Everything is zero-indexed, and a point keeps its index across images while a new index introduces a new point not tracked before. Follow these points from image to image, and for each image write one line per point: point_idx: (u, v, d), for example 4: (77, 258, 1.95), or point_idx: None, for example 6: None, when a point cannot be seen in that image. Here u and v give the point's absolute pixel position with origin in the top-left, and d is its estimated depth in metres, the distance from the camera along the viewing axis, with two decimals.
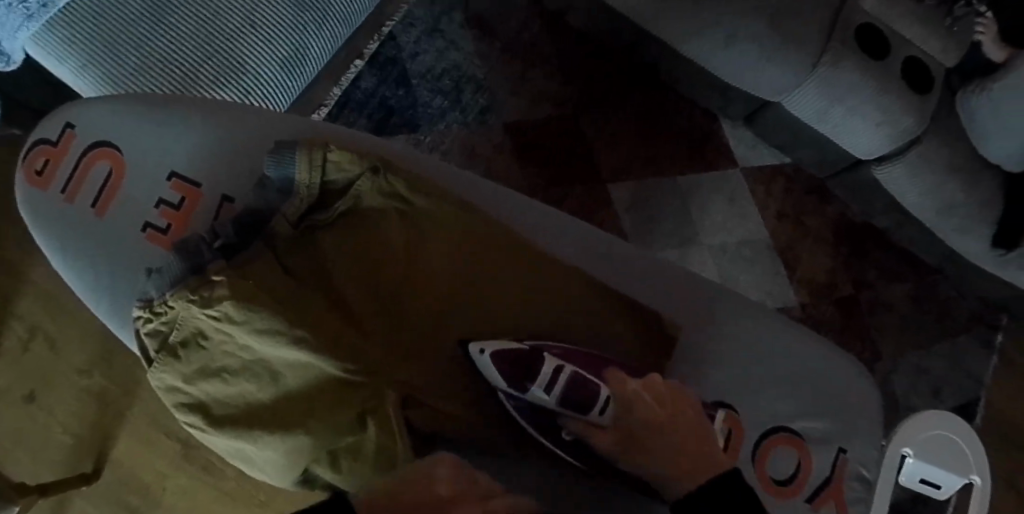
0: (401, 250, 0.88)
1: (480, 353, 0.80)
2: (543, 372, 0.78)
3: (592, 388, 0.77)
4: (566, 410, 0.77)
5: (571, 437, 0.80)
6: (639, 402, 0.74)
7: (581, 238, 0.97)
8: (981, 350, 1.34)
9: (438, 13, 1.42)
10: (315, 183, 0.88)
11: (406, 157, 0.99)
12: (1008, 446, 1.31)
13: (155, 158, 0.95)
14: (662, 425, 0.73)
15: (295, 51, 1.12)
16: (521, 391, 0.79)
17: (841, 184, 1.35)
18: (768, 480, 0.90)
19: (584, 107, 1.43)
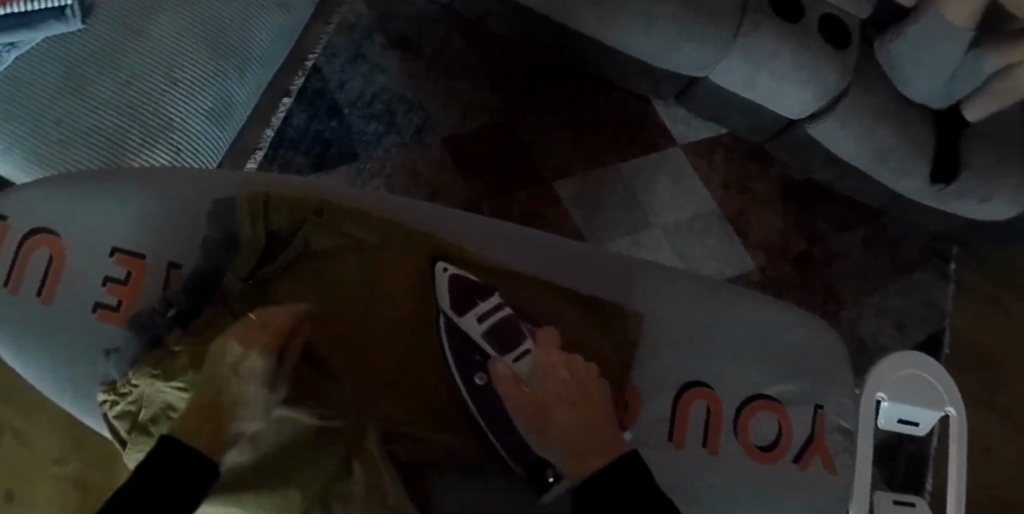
0: (364, 281, 0.81)
1: (443, 268, 0.82)
2: (488, 304, 0.80)
3: (520, 338, 0.79)
4: (487, 346, 0.79)
5: (482, 383, 0.78)
6: (556, 368, 0.74)
7: (553, 248, 0.89)
8: (939, 281, 1.43)
9: (358, 39, 1.40)
10: (260, 234, 0.81)
11: (354, 195, 0.88)
12: (977, 365, 1.40)
13: (93, 229, 0.82)
14: (567, 391, 0.72)
15: (221, 102, 1.10)
16: (459, 317, 0.80)
17: (778, 148, 1.40)
18: (762, 451, 0.83)
19: (517, 110, 1.41)
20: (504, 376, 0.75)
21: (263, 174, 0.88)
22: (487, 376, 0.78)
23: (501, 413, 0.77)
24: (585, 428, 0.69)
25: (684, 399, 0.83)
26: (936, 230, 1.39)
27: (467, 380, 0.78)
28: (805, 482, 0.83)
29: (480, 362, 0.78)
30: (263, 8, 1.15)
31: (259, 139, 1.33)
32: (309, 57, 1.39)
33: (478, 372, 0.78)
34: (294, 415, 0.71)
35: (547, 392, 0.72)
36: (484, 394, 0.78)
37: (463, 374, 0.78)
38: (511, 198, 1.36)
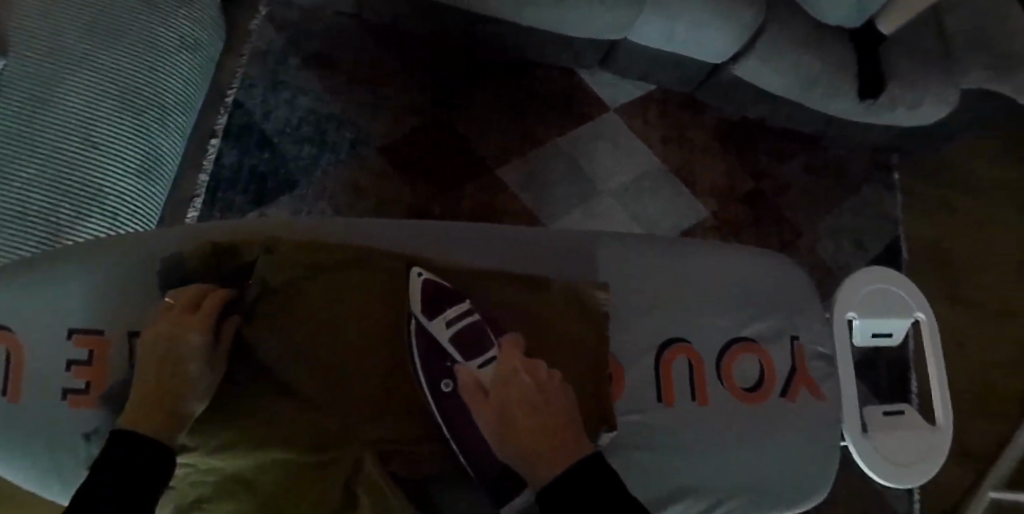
0: (329, 302, 0.78)
1: (416, 271, 0.80)
2: (457, 307, 0.78)
3: (487, 344, 0.76)
4: (453, 351, 0.76)
5: (449, 390, 0.75)
6: (519, 375, 0.72)
7: (512, 241, 0.88)
8: (885, 192, 1.48)
9: (273, 66, 1.38)
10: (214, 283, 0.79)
11: (302, 225, 0.87)
12: (933, 264, 1.46)
13: (46, 315, 0.79)
14: (531, 398, 0.70)
15: (147, 159, 1.11)
16: (428, 319, 0.77)
17: (708, 94, 1.42)
18: (748, 392, 0.85)
19: (447, 107, 1.40)
20: (469, 385, 0.74)
21: (206, 226, 0.86)
22: (454, 383, 0.75)
23: (461, 421, 0.74)
24: (550, 434, 0.67)
25: (665, 357, 0.84)
26: (873, 144, 1.43)
27: (431, 387, 0.75)
28: (796, 413, 0.85)
29: (446, 367, 0.75)
30: (170, 58, 1.16)
31: (195, 185, 1.30)
32: (228, 92, 1.35)
33: (443, 379, 0.75)
34: (290, 457, 0.72)
35: (511, 402, 0.70)
36: (446, 402, 0.75)
37: (427, 381, 0.75)
38: (459, 193, 1.35)
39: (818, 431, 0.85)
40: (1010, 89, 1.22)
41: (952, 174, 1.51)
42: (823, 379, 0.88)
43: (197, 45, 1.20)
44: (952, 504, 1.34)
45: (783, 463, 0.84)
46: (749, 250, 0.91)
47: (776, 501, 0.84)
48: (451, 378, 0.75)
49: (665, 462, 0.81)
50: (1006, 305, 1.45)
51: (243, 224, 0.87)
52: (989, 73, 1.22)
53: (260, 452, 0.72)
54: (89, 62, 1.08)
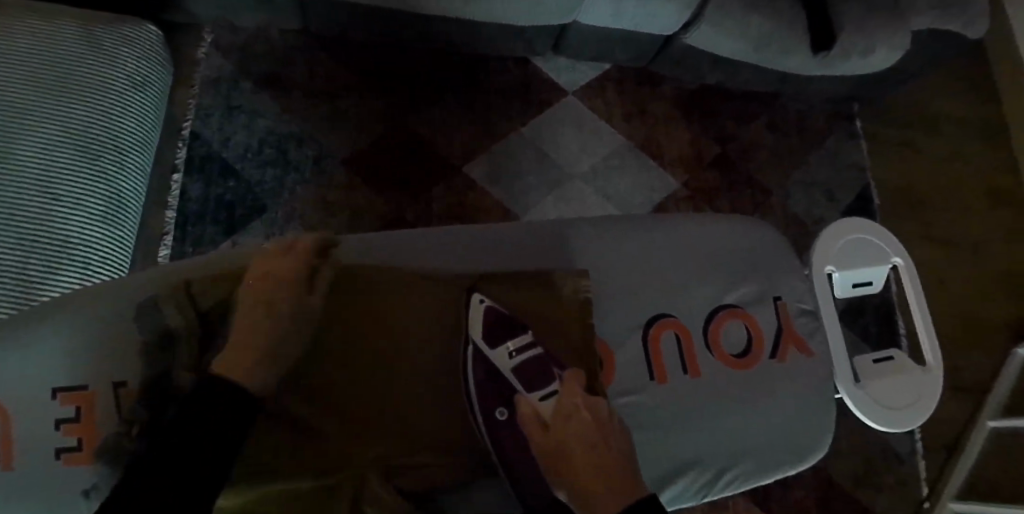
0: (367, 328, 0.80)
1: (479, 299, 0.80)
2: (521, 338, 0.79)
3: (551, 378, 0.77)
4: (516, 382, 0.77)
5: (504, 418, 0.76)
6: (579, 412, 0.72)
7: (491, 242, 0.88)
8: (850, 140, 1.49)
9: (226, 91, 1.36)
10: (192, 323, 0.79)
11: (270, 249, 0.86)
12: (904, 205, 1.48)
13: (27, 378, 0.77)
14: (587, 435, 0.71)
15: (112, 203, 1.09)
16: (489, 348, 0.79)
17: (663, 66, 1.43)
18: (737, 358, 0.86)
19: (406, 111, 1.39)
20: (528, 417, 0.74)
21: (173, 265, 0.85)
22: (509, 413, 0.76)
23: (514, 450, 0.75)
24: (610, 474, 0.69)
25: (652, 334, 0.84)
26: (832, 95, 1.45)
27: (487, 414, 0.77)
28: (786, 372, 0.86)
29: (505, 397, 0.77)
30: (123, 97, 1.14)
31: (162, 224, 1.27)
32: (184, 125, 1.33)
33: (499, 407, 0.76)
34: (293, 485, 0.71)
35: (568, 438, 0.71)
36: (499, 429, 0.76)
37: (483, 407, 0.77)
38: (429, 196, 1.35)
39: (811, 388, 0.87)
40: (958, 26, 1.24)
41: (911, 115, 1.54)
42: (809, 335, 0.89)
43: (148, 80, 1.18)
44: (951, 438, 1.37)
45: (780, 423, 0.85)
46: (718, 218, 0.92)
47: (778, 462, 0.85)
48: (507, 407, 0.76)
49: (668, 436, 0.81)
50: (979, 237, 1.48)
51: (211, 257, 0.86)
52: (937, 13, 1.23)
53: (264, 485, 0.71)
54: (39, 112, 1.06)
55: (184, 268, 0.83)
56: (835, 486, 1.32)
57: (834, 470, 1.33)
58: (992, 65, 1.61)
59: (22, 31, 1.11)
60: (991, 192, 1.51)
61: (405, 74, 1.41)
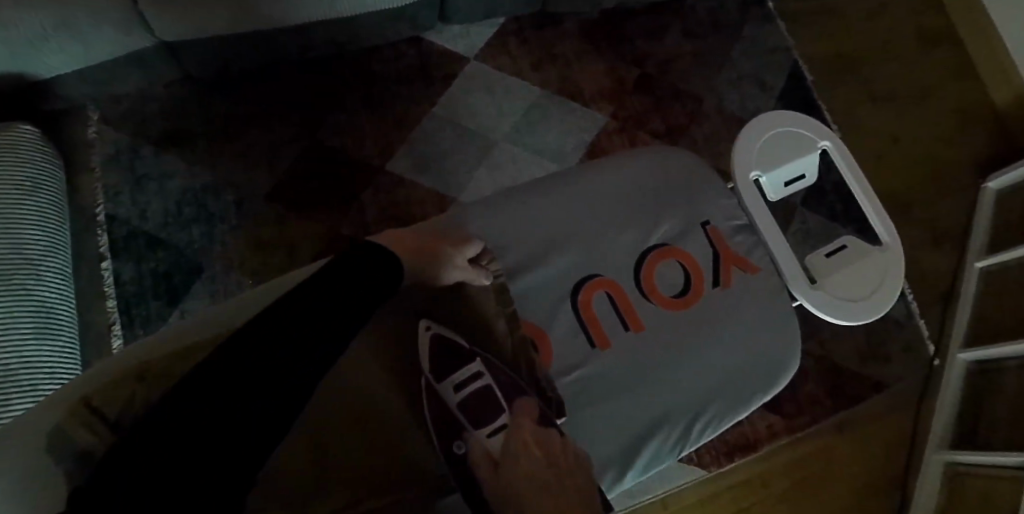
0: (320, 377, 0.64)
1: (425, 325, 0.71)
2: (465, 370, 0.70)
3: (497, 412, 0.70)
4: (463, 418, 0.67)
5: (462, 453, 0.64)
6: (531, 450, 0.68)
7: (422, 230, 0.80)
8: (766, 21, 1.44)
9: (129, 162, 1.30)
10: (105, 434, 0.59)
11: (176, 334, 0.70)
12: (837, 70, 1.43)
13: None
14: (545, 474, 0.67)
15: (42, 315, 1.06)
16: (437, 380, 0.68)
17: (557, 4, 1.37)
18: (676, 298, 0.86)
19: (315, 126, 1.34)
20: (485, 452, 0.65)
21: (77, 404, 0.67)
22: (466, 448, 0.64)
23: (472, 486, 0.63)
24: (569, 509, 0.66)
25: (582, 300, 0.83)
26: None
27: (444, 449, 0.64)
28: (730, 295, 0.86)
29: (457, 431, 0.65)
30: (19, 206, 1.10)
31: (107, 315, 1.22)
32: (97, 210, 1.28)
33: (456, 442, 0.64)
34: None
35: (524, 477, 0.65)
36: (456, 467, 0.63)
37: (440, 441, 0.64)
38: (360, 205, 1.31)
39: (760, 302, 0.87)
40: None
41: None
42: (747, 251, 0.89)
43: (39, 182, 1.14)
44: (945, 290, 1.34)
45: (737, 352, 0.84)
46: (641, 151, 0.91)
47: (748, 391, 0.84)
48: (463, 441, 0.64)
49: (631, 393, 0.81)
50: (919, 80, 1.43)
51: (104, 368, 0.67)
52: None
53: None
54: None
55: (81, 386, 0.64)
56: (843, 371, 1.29)
57: (838, 354, 1.29)
58: None
59: None
60: (920, 30, 1.47)
61: (342, 75, 1.36)
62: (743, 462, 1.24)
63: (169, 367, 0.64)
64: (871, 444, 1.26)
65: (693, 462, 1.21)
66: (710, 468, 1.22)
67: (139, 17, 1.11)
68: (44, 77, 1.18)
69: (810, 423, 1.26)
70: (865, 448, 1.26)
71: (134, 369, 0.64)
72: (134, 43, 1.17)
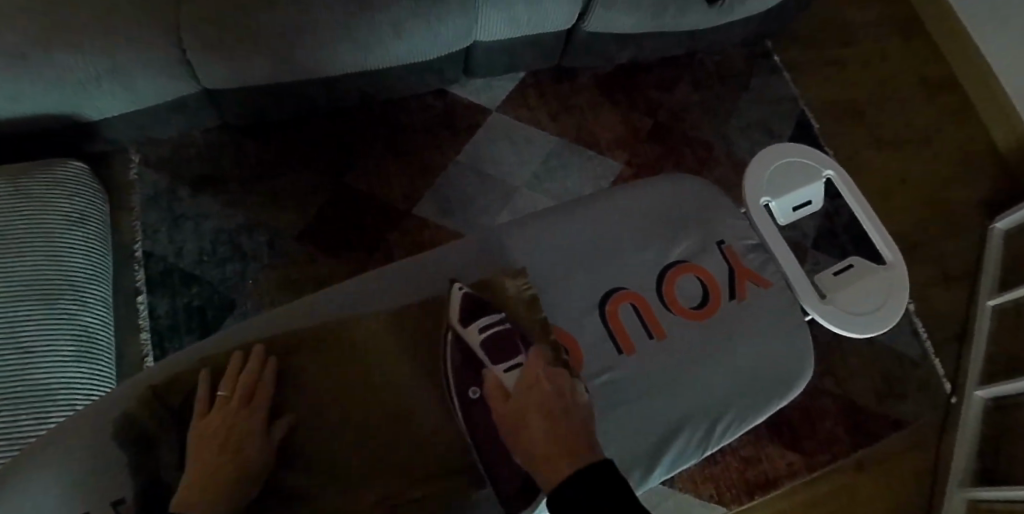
0: (356, 362, 0.82)
1: (457, 286, 0.85)
2: (489, 317, 0.83)
3: (517, 351, 0.81)
4: (484, 356, 0.81)
5: (477, 395, 0.80)
6: (540, 381, 0.74)
7: (447, 256, 0.90)
8: (773, 75, 1.52)
9: (167, 203, 1.37)
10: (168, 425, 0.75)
11: (229, 334, 0.85)
12: (842, 122, 1.49)
13: None
14: (551, 401, 0.72)
15: (82, 340, 1.12)
16: (463, 326, 0.82)
17: (574, 58, 1.45)
18: (695, 309, 0.89)
19: (342, 170, 1.41)
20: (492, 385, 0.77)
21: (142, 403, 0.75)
22: (480, 390, 0.80)
23: (487, 427, 0.79)
24: (566, 445, 0.67)
25: (609, 309, 0.88)
26: (741, 38, 1.47)
27: (460, 393, 0.80)
28: (746, 308, 0.90)
29: (477, 376, 0.81)
30: (67, 238, 1.16)
31: (141, 348, 1.27)
32: (135, 246, 1.34)
33: (471, 387, 0.80)
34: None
35: (529, 402, 0.72)
36: (472, 408, 0.80)
37: (459, 387, 0.81)
38: (386, 245, 1.36)
39: (772, 318, 0.90)
40: None
41: (825, 33, 1.56)
42: (761, 268, 0.93)
43: (86, 215, 1.21)
44: (958, 331, 1.36)
45: (749, 362, 0.88)
46: (665, 178, 0.96)
47: (769, 394, 0.87)
48: (478, 387, 0.80)
49: (655, 399, 0.84)
50: (922, 129, 1.49)
51: (183, 354, 0.83)
52: None
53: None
54: None
55: (152, 372, 0.81)
56: (859, 409, 1.30)
57: (855, 392, 1.31)
58: None
59: None
60: (921, 84, 1.53)
61: (368, 125, 1.44)
62: (763, 500, 1.23)
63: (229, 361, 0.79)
64: (892, 484, 1.26)
65: (715, 499, 1.22)
66: (731, 506, 1.22)
67: (186, 65, 1.21)
68: (92, 120, 1.26)
69: (829, 461, 1.26)
70: (886, 487, 1.26)
71: (197, 363, 0.80)
72: (180, 89, 1.26)
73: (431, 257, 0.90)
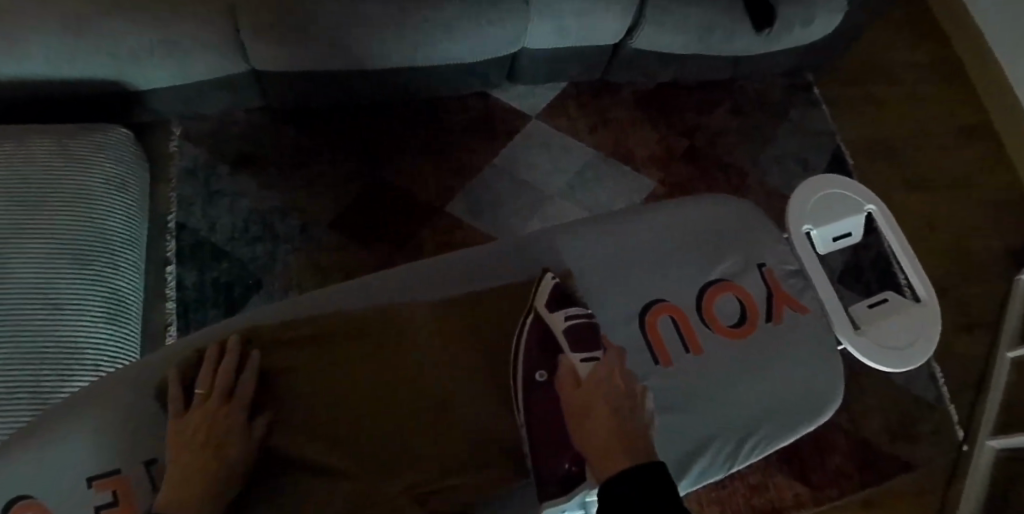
0: (403, 343, 0.82)
1: (550, 276, 0.85)
2: (580, 309, 0.81)
3: (596, 346, 0.77)
4: (565, 342, 0.78)
5: (544, 377, 0.77)
6: (615, 376, 0.70)
7: (482, 254, 0.92)
8: (812, 107, 1.53)
9: (204, 178, 1.39)
10: None
11: (262, 315, 0.87)
12: (877, 161, 1.50)
13: (63, 480, 0.77)
14: (620, 400, 0.68)
15: (113, 302, 1.12)
16: (550, 311, 0.81)
17: (617, 73, 1.47)
18: (730, 327, 0.90)
19: (380, 163, 1.42)
20: (565, 370, 0.74)
21: (184, 366, 0.77)
22: (548, 373, 0.77)
23: (545, 416, 0.76)
24: (627, 444, 0.63)
25: (649, 320, 0.89)
26: (784, 67, 1.49)
27: (528, 375, 0.78)
28: (782, 331, 0.91)
29: (550, 361, 0.78)
30: (106, 203, 1.17)
31: (165, 317, 1.28)
32: (168, 218, 1.35)
33: (539, 370, 0.78)
34: (334, 489, 0.74)
35: (596, 394, 0.69)
36: (535, 391, 0.77)
37: (527, 370, 0.78)
38: (416, 240, 1.37)
39: (806, 344, 0.91)
40: None
41: (866, 73, 1.57)
42: (799, 294, 0.94)
43: (125, 180, 1.21)
44: (975, 379, 1.37)
45: (781, 385, 0.89)
46: (705, 199, 0.98)
47: (796, 416, 0.89)
48: (547, 371, 0.77)
49: (685, 410, 0.85)
50: (955, 176, 1.50)
51: (225, 326, 0.86)
52: None
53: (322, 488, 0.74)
54: (30, 228, 1.09)
55: (196, 340, 0.85)
56: (871, 447, 1.30)
57: (867, 429, 1.31)
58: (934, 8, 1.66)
59: None
60: (958, 131, 1.54)
61: (409, 120, 1.46)
62: None
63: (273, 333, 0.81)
64: None
65: None
66: None
67: (238, 44, 1.22)
68: (140, 90, 1.28)
69: (837, 495, 1.27)
70: None
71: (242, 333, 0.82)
72: (230, 68, 1.27)
73: (466, 254, 0.93)
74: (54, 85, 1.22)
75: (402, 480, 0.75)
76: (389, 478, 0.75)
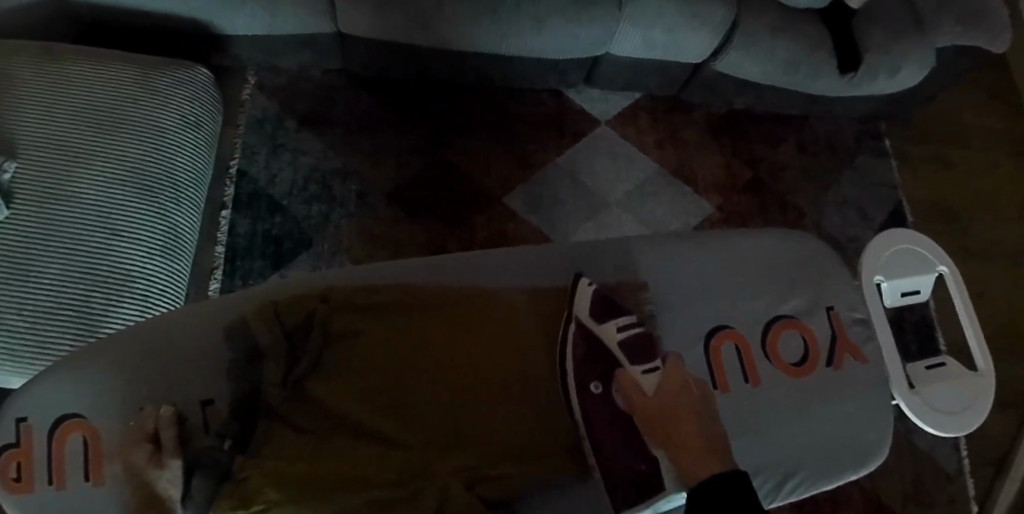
0: (465, 324, 0.85)
1: (587, 284, 0.89)
2: (625, 318, 0.87)
3: (652, 357, 0.84)
4: (622, 356, 0.84)
5: (600, 389, 0.83)
6: (688, 387, 0.80)
7: (548, 253, 0.94)
8: (879, 158, 1.52)
9: (271, 130, 1.40)
10: (278, 338, 0.82)
11: (332, 276, 0.90)
12: (935, 223, 1.49)
13: (119, 402, 0.80)
14: (699, 405, 0.78)
15: (169, 238, 1.09)
16: (599, 323, 0.86)
17: (693, 92, 1.47)
18: (795, 366, 0.91)
19: (446, 143, 1.43)
20: (630, 384, 0.81)
21: (258, 317, 0.83)
22: (603, 385, 0.83)
23: (605, 425, 0.81)
24: (714, 446, 0.74)
25: (713, 344, 0.90)
26: (859, 113, 1.49)
27: (581, 387, 0.83)
28: (842, 377, 0.92)
29: (602, 372, 0.83)
30: (178, 137, 1.15)
31: (213, 259, 1.29)
32: (231, 164, 1.37)
33: (593, 382, 0.83)
34: (383, 452, 0.77)
35: (667, 402, 0.78)
36: (590, 402, 0.82)
37: (579, 381, 0.83)
38: (470, 225, 1.37)
39: (862, 395, 0.92)
40: (986, 39, 1.28)
41: (939, 133, 1.57)
42: (862, 342, 0.95)
43: (200, 118, 1.20)
44: (1001, 457, 1.35)
45: (833, 430, 0.90)
46: (775, 232, 0.99)
47: (840, 467, 0.89)
48: (600, 382, 0.83)
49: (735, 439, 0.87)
50: (1011, 250, 1.49)
51: (296, 281, 0.89)
52: (961, 29, 1.28)
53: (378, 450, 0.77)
54: (103, 152, 1.09)
55: (266, 290, 0.88)
56: (886, 507, 1.29)
57: (884, 489, 1.30)
58: (1016, 79, 1.66)
59: (84, 76, 1.14)
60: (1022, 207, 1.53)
61: (481, 105, 1.46)
62: None
63: (346, 296, 0.85)
64: None
65: None
66: None
67: (329, 5, 1.23)
68: (224, 34, 1.29)
69: None
70: None
71: (318, 291, 0.86)
72: (316, 26, 1.28)
73: (537, 250, 0.95)
74: (144, 14, 1.24)
75: (452, 463, 0.78)
76: (443, 454, 0.79)
